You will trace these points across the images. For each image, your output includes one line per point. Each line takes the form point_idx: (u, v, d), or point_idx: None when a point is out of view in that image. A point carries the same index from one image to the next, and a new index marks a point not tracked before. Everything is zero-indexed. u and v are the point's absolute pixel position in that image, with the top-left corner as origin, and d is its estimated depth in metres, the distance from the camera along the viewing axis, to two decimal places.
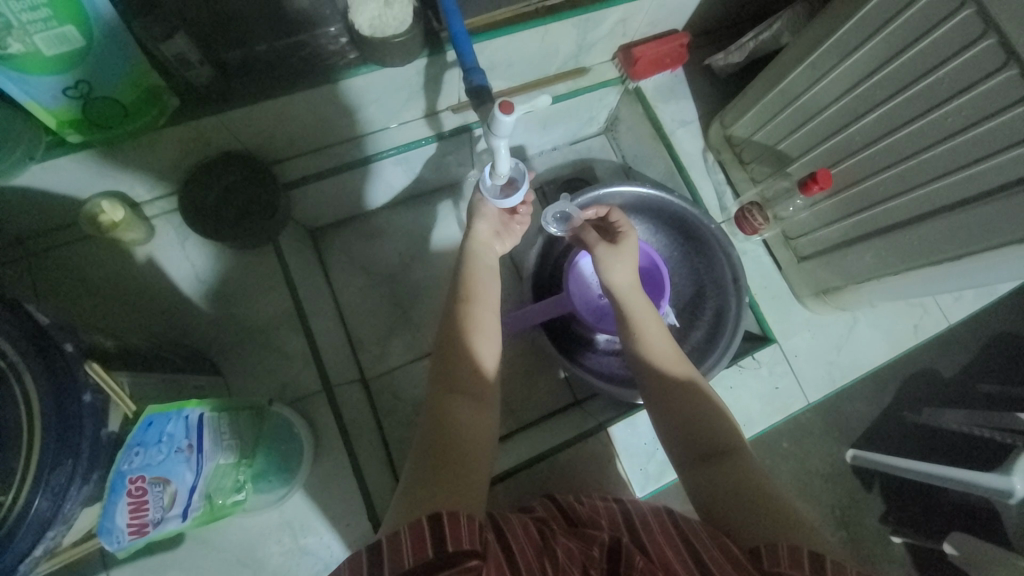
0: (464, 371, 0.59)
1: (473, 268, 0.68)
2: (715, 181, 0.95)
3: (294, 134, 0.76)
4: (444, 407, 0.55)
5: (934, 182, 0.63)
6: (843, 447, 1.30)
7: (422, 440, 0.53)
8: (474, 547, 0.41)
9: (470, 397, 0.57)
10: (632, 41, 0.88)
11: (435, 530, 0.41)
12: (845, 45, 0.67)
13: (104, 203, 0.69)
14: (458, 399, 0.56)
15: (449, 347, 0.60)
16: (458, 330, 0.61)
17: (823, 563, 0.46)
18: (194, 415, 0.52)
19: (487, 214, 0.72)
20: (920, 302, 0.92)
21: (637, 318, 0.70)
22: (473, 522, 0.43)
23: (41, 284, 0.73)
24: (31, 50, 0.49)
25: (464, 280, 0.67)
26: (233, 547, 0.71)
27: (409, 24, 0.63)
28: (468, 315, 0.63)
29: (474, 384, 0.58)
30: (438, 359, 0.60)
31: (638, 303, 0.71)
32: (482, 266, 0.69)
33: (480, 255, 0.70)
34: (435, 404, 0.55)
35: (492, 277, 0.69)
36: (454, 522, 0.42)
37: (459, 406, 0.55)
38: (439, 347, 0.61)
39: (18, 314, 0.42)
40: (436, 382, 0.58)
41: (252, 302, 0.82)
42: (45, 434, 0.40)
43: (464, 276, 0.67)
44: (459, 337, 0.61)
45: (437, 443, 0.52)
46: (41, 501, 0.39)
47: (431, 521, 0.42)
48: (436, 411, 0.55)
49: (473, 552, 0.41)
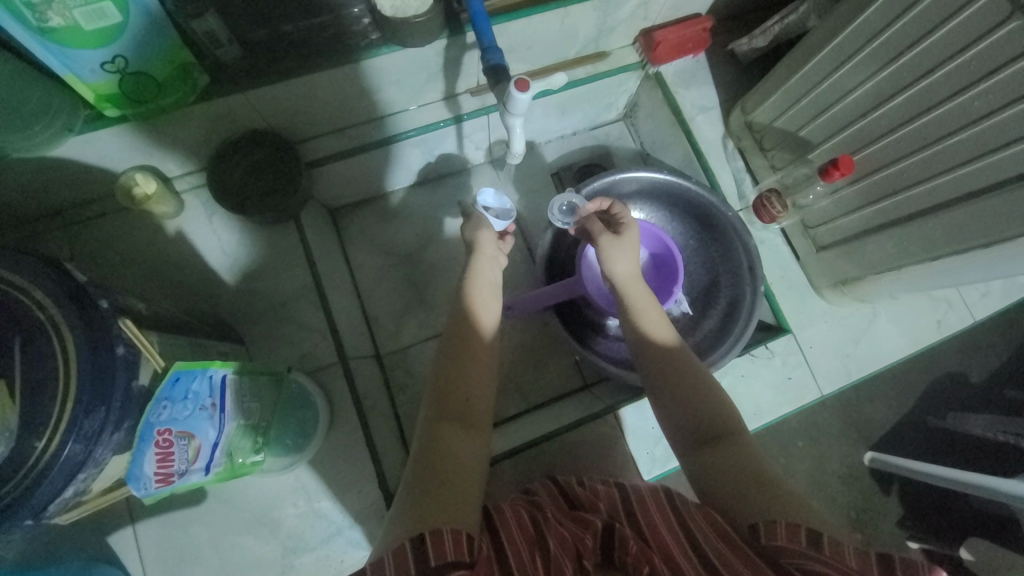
0: (459, 395, 0.60)
1: (471, 287, 0.68)
2: (735, 169, 0.94)
3: (314, 114, 0.78)
4: (434, 433, 0.56)
5: (959, 168, 0.61)
6: (862, 448, 1.27)
7: (418, 457, 0.55)
8: (460, 559, 0.44)
9: (459, 423, 0.58)
10: (653, 25, 0.87)
11: (417, 551, 0.44)
12: (870, 28, 0.65)
13: (137, 175, 0.72)
14: (450, 426, 0.57)
15: (448, 368, 0.61)
16: (461, 346, 0.63)
17: (821, 538, 0.48)
18: (218, 375, 0.55)
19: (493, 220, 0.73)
20: (944, 296, 0.90)
21: (637, 308, 0.70)
22: (458, 537, 0.46)
23: (79, 251, 0.77)
24: (70, 24, 0.51)
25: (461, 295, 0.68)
26: (250, 507, 0.74)
27: (429, 5, 0.64)
28: (468, 340, 0.64)
29: (471, 410, 0.59)
30: (435, 381, 0.61)
31: (638, 291, 0.71)
32: (484, 282, 0.69)
33: (484, 269, 0.70)
34: (430, 428, 0.57)
35: (493, 292, 0.69)
36: (438, 541, 0.44)
37: (451, 433, 0.56)
38: (446, 351, 0.63)
39: (59, 271, 0.45)
40: (433, 404, 0.59)
41: (273, 277, 0.84)
42: (79, 382, 0.42)
43: (464, 292, 0.68)
44: (461, 358, 0.62)
45: (432, 465, 0.53)
46: (74, 445, 0.42)
47: (414, 543, 0.44)
48: (429, 442, 0.56)
49: (459, 563, 0.44)
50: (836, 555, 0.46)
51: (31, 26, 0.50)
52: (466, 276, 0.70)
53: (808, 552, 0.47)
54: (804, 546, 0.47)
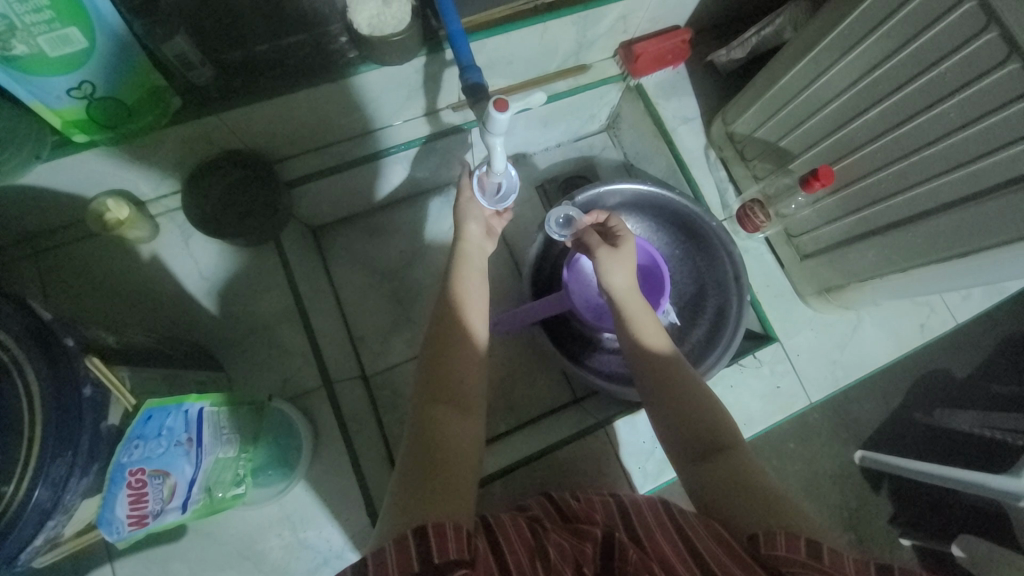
0: (451, 380, 0.58)
1: (459, 274, 0.69)
2: (717, 179, 0.94)
3: (294, 133, 0.77)
4: (428, 417, 0.55)
5: (937, 178, 0.62)
6: (851, 449, 1.28)
7: (410, 447, 0.53)
8: (461, 556, 0.42)
9: (455, 407, 0.57)
10: (633, 37, 0.88)
11: (419, 546, 0.41)
12: (846, 41, 0.66)
13: (109, 201, 0.70)
14: (444, 410, 0.56)
15: (436, 355, 0.60)
16: (451, 332, 0.62)
17: (821, 548, 0.47)
18: (194, 409, 0.53)
19: (476, 215, 0.74)
20: (925, 300, 0.91)
21: (635, 319, 0.70)
22: (460, 532, 0.44)
23: (49, 279, 0.75)
24: (35, 51, 0.50)
25: (450, 284, 0.68)
26: (233, 539, 0.72)
27: (407, 23, 0.63)
28: (458, 325, 0.63)
29: (463, 393, 0.58)
30: (424, 370, 0.60)
31: (637, 304, 0.71)
32: (472, 270, 0.70)
33: (470, 255, 0.72)
34: (422, 415, 0.55)
35: (480, 281, 0.70)
36: (440, 535, 0.42)
37: (446, 417, 0.55)
38: (432, 338, 0.62)
39: (24, 309, 0.43)
40: (424, 391, 0.58)
41: (254, 299, 0.83)
42: (44, 428, 0.41)
43: (452, 279, 0.68)
44: (447, 347, 0.61)
45: (425, 451, 0.52)
46: (41, 491, 0.40)
47: (416, 535, 0.42)
48: (424, 423, 0.55)
49: (462, 562, 0.41)
50: (836, 566, 0.45)
51: None
52: (453, 264, 0.70)
53: (806, 561, 0.46)
54: (803, 555, 0.46)
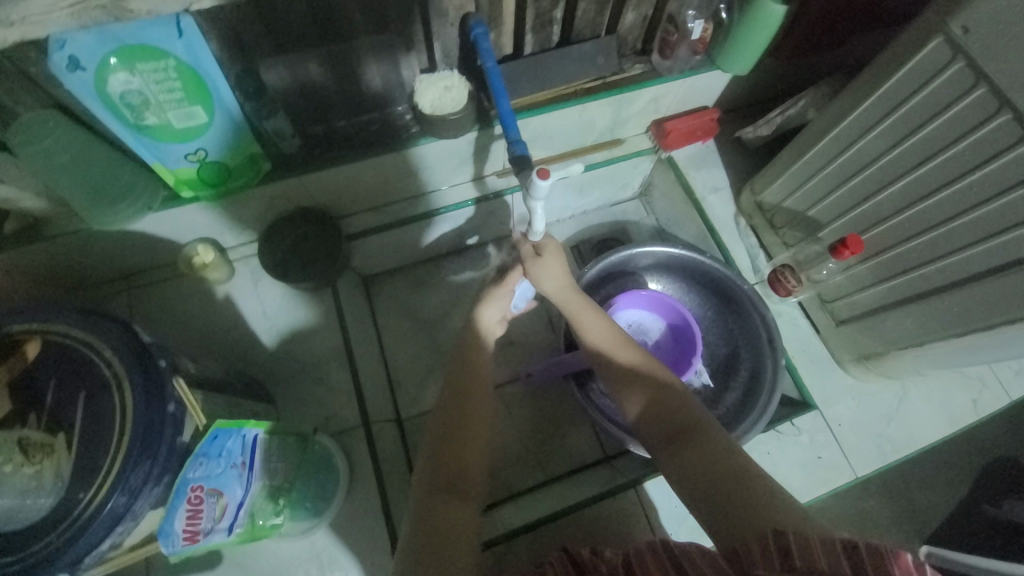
0: (452, 466, 0.60)
1: (478, 355, 0.69)
2: (748, 245, 0.97)
3: (359, 194, 0.87)
4: (427, 505, 0.57)
5: (970, 248, 0.63)
6: (915, 541, 1.17)
7: (415, 531, 0.55)
8: None
9: (454, 494, 0.57)
10: (664, 116, 0.96)
11: None
12: (864, 121, 0.71)
13: (199, 246, 0.82)
14: (445, 498, 0.57)
15: (447, 434, 0.62)
16: (456, 415, 0.63)
17: (790, 540, 0.44)
18: (251, 434, 0.58)
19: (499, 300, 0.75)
20: (976, 374, 0.87)
21: (576, 315, 0.71)
22: None
23: (137, 312, 0.85)
24: (163, 122, 0.61)
25: (461, 365, 0.69)
26: (264, 573, 0.74)
27: (464, 104, 0.74)
28: (464, 413, 0.64)
29: (466, 479, 0.59)
30: (434, 451, 0.61)
31: (576, 302, 0.71)
32: (482, 350, 0.70)
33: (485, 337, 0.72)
34: (426, 502, 0.57)
35: (488, 360, 0.70)
36: None
37: (447, 505, 0.56)
38: (442, 426, 0.63)
39: (129, 333, 0.51)
40: (430, 474, 0.59)
41: (309, 340, 0.90)
42: (132, 437, 0.46)
43: (464, 356, 0.69)
44: (454, 439, 0.62)
45: (431, 537, 0.54)
46: (117, 497, 0.44)
47: None
48: (426, 509, 0.56)
49: None
50: (807, 563, 0.42)
51: (131, 123, 0.60)
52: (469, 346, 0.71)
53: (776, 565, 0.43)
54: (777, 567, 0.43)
